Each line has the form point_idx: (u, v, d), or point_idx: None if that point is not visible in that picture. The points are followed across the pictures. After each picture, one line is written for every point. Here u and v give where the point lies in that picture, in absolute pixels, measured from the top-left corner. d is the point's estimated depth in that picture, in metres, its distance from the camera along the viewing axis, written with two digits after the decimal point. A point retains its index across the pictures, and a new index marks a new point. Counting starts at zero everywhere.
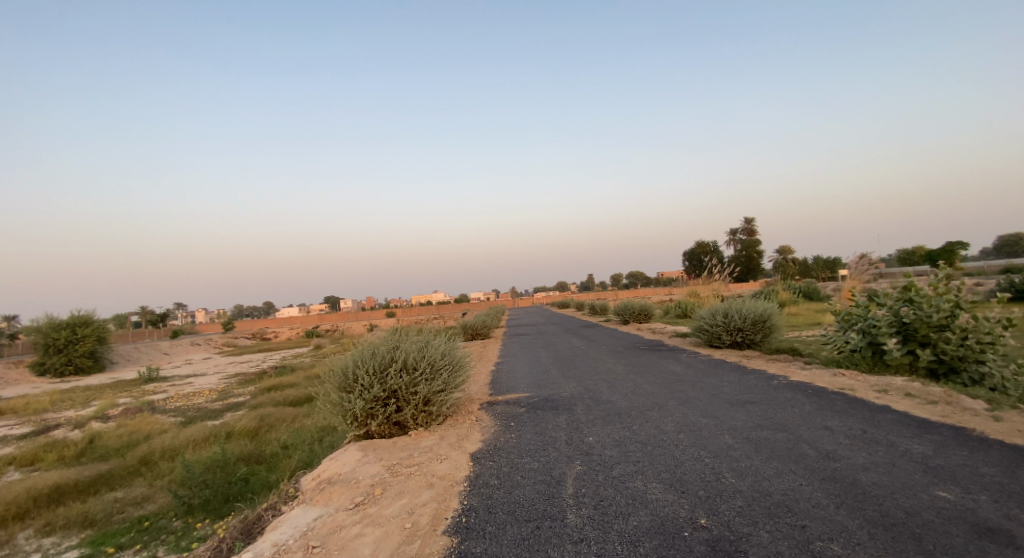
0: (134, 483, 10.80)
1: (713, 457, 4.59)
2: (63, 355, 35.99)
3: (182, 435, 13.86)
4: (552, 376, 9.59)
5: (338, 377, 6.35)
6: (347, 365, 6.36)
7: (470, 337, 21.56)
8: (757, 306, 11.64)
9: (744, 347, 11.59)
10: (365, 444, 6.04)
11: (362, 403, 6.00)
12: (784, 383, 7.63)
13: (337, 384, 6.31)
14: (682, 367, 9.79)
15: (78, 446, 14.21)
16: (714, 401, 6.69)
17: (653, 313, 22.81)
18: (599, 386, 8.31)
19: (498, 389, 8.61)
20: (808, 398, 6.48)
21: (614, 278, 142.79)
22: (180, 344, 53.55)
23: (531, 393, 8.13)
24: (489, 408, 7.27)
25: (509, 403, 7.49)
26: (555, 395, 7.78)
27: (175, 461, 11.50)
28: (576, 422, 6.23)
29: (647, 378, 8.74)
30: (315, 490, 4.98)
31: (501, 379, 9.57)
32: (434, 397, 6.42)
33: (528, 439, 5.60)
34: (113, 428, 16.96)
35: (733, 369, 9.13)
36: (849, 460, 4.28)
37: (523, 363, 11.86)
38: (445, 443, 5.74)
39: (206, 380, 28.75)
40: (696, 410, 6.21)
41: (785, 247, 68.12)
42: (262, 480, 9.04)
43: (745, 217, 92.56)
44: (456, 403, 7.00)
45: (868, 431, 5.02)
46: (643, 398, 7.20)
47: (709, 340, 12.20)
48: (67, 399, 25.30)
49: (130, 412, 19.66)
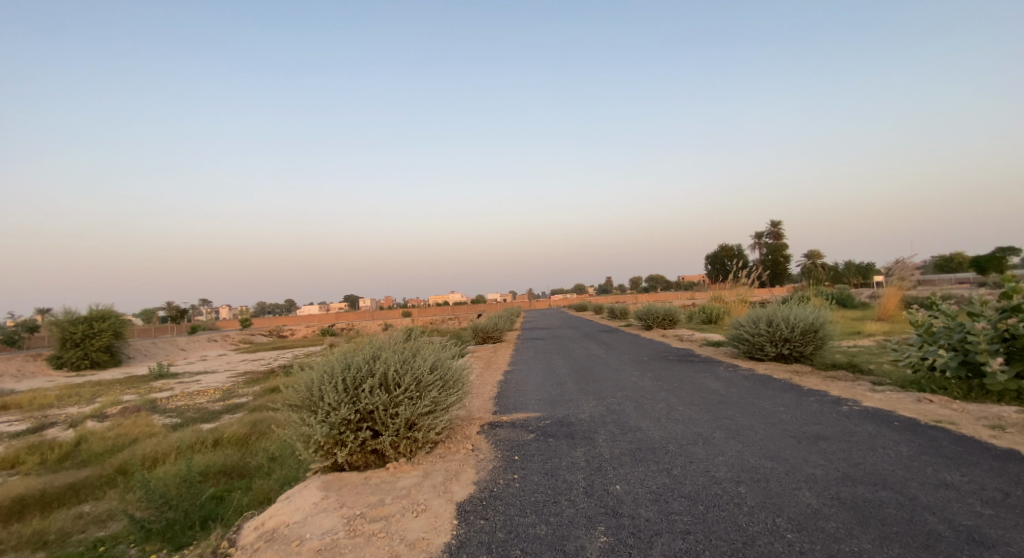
0: (105, 495, 9.69)
1: (798, 530, 3.19)
2: (79, 349, 35.79)
3: (169, 439, 12.81)
4: (568, 391, 8.22)
5: (302, 394, 5.15)
6: (312, 378, 5.16)
7: (481, 340, 20.34)
8: (807, 314, 10.12)
9: (791, 361, 10.09)
10: (330, 480, 4.79)
11: (326, 428, 4.74)
12: (857, 411, 6.15)
13: (300, 403, 5.10)
14: (721, 383, 8.34)
15: (63, 448, 13.29)
16: (774, 434, 5.26)
17: (678, 319, 21.29)
18: (626, 406, 6.91)
19: (504, 407, 7.29)
20: (899, 437, 5.02)
21: (633, 282, 140.43)
22: (197, 340, 53.45)
23: (543, 413, 6.78)
24: (490, 432, 5.97)
25: (513, 427, 6.15)
26: (572, 418, 6.42)
27: (154, 468, 10.37)
28: (598, 457, 4.86)
29: (682, 397, 7.32)
30: (249, 550, 3.73)
31: (509, 394, 8.24)
32: (419, 420, 5.17)
33: (535, 484, 4.27)
34: (106, 426, 16.08)
35: (784, 387, 7.68)
36: (1012, 550, 2.85)
37: (536, 373, 10.52)
38: (427, 486, 4.43)
39: (215, 378, 28.04)
40: (753, 449, 4.80)
41: (815, 251, 65.25)
42: (235, 504, 7.74)
43: (772, 222, 89.72)
44: (450, 426, 5.73)
45: (1013, 496, 3.55)
46: (681, 425, 5.79)
47: (748, 351, 10.70)
48: (74, 394, 24.77)
49: (129, 409, 18.83)
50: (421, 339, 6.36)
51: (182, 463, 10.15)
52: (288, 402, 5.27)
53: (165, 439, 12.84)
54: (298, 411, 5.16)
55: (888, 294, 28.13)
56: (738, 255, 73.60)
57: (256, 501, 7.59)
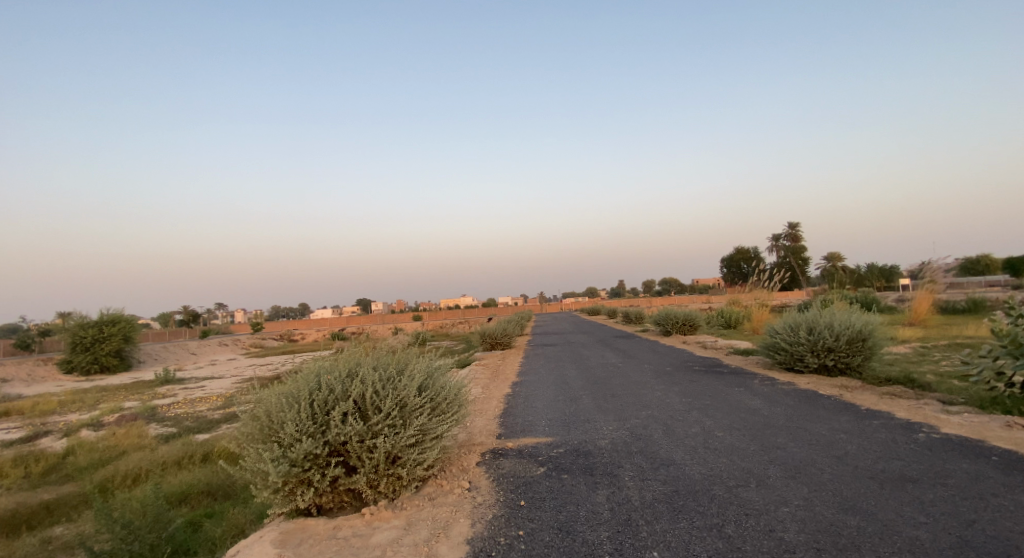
0: (80, 516, 8.82)
1: None
2: (90, 353, 35.51)
3: (158, 450, 11.96)
4: (584, 409, 7.20)
5: (258, 421, 4.21)
6: (272, 402, 4.21)
7: (489, 346, 19.42)
8: (852, 320, 9.05)
9: (835, 373, 9.00)
10: (292, 533, 3.82)
11: (286, 466, 3.81)
12: (939, 442, 5.06)
13: (256, 433, 4.16)
14: (760, 400, 7.28)
15: (49, 459, 12.54)
16: (847, 478, 4.19)
17: (699, 324, 20.11)
18: (653, 431, 5.88)
19: (510, 429, 6.30)
20: (1012, 482, 3.93)
21: (647, 286, 138.63)
22: (208, 344, 53.23)
23: (555, 439, 5.78)
24: (491, 464, 4.99)
25: (519, 458, 5.15)
26: (589, 446, 5.42)
27: (134, 486, 9.50)
28: (626, 504, 3.84)
29: (719, 418, 6.27)
30: None
31: (517, 412, 7.24)
32: (404, 453, 4.22)
33: (546, 545, 3.27)
34: (99, 435, 15.35)
35: (837, 407, 6.59)
36: None
37: (547, 385, 9.54)
38: (407, 544, 3.46)
39: (220, 383, 27.42)
40: (824, 498, 3.76)
41: (835, 254, 63.38)
42: (211, 536, 6.79)
43: (789, 225, 87.85)
44: (443, 457, 4.78)
45: None
46: (724, 459, 4.76)
47: (785, 362, 9.60)
48: (78, 400, 24.26)
49: (127, 417, 18.13)
50: (410, 351, 5.42)
51: (163, 481, 9.29)
52: (242, 431, 4.32)
53: (154, 451, 12.04)
54: (253, 442, 4.22)
55: (919, 299, 26.52)
56: (755, 257, 71.86)
57: (234, 534, 6.64)
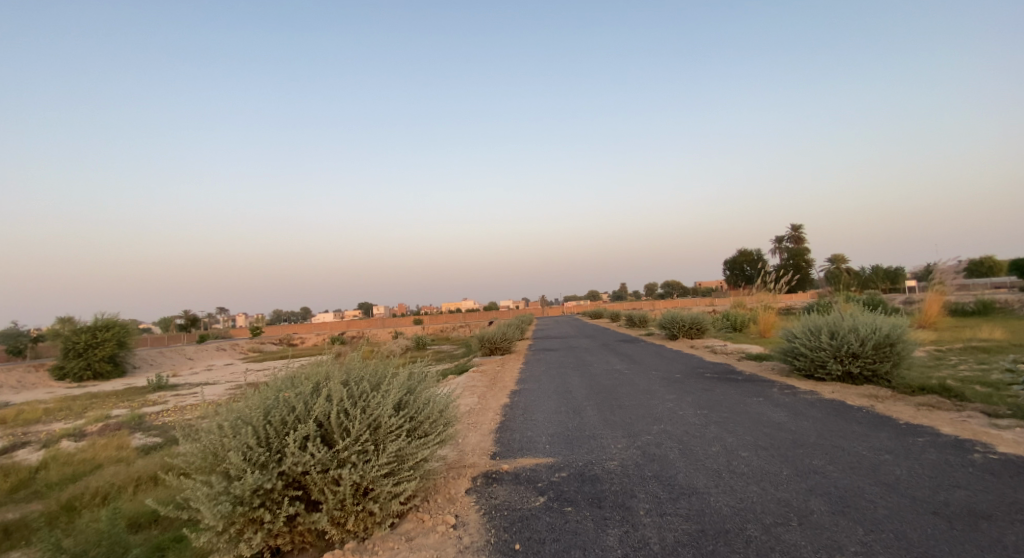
0: (40, 539, 8.12)
1: None
2: (83, 359, 34.82)
3: (135, 464, 11.25)
4: (588, 423, 6.51)
5: (200, 448, 3.50)
6: (217, 424, 3.51)
7: (488, 351, 18.74)
8: (879, 322, 8.37)
9: (860, 381, 8.33)
10: None
11: (228, 505, 3.11)
12: (1000, 464, 4.37)
13: (196, 463, 3.44)
14: (782, 412, 6.61)
15: (20, 474, 11.84)
16: (908, 514, 3.48)
17: (706, 328, 19.38)
18: (667, 450, 5.18)
19: (506, 447, 5.61)
20: None
21: (648, 288, 137.84)
22: (205, 349, 52.54)
23: (557, 459, 5.09)
24: (483, 492, 4.30)
25: (516, 484, 4.46)
26: (597, 469, 4.72)
27: (102, 506, 8.82)
28: (644, 550, 3.15)
29: (741, 435, 5.58)
30: None
31: (514, 427, 6.54)
32: (376, 485, 3.53)
33: None
34: (79, 446, 14.64)
35: (871, 421, 5.90)
36: None
37: (548, 395, 8.84)
38: None
39: (213, 390, 26.71)
40: (888, 544, 3.06)
41: (838, 256, 62.63)
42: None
43: (792, 227, 87.15)
44: (425, 484, 4.09)
45: None
46: (755, 488, 4.05)
47: (805, 369, 8.93)
48: (65, 408, 23.56)
49: (111, 426, 17.41)
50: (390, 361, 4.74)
51: (133, 502, 8.57)
52: (181, 459, 3.61)
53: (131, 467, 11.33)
54: (193, 473, 3.51)
55: (930, 301, 25.78)
56: (757, 260, 71.06)
57: None
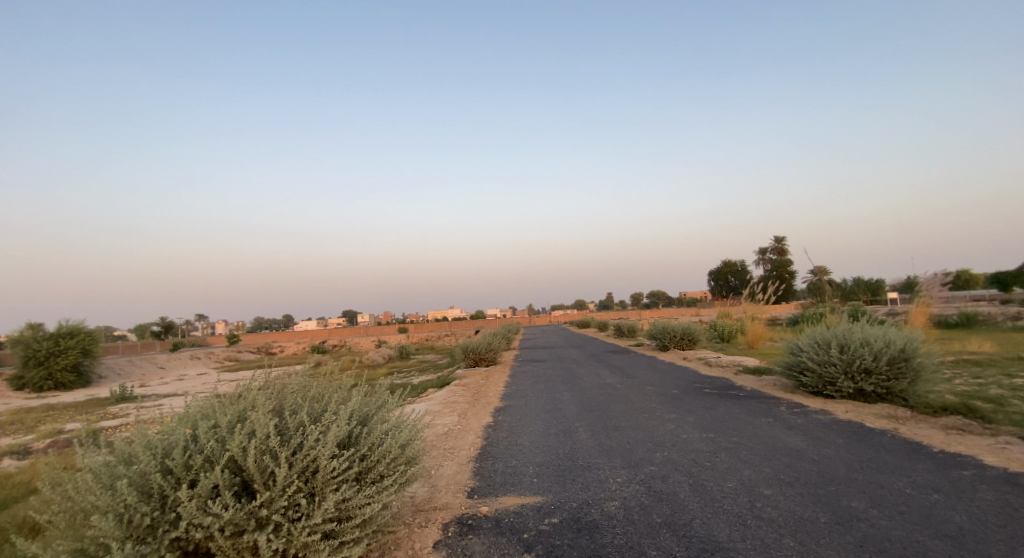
0: None
1: None
2: (44, 368, 32.96)
3: None
4: (582, 449, 5.71)
5: (63, 504, 2.59)
6: (91, 470, 2.61)
7: (472, 362, 17.86)
8: (892, 334, 7.72)
9: (873, 400, 7.65)
10: None
11: None
12: None
13: (60, 524, 2.54)
14: (799, 436, 5.88)
15: None
16: None
17: (698, 338, 18.75)
18: (676, 486, 4.40)
19: (487, 483, 4.76)
20: None
21: (633, 299, 137.97)
22: (178, 357, 50.59)
23: (546, 499, 4.26)
24: (454, 546, 3.45)
25: (496, 534, 3.61)
26: (594, 512, 3.91)
27: None
28: None
29: (760, 467, 4.82)
30: None
31: (497, 455, 5.70)
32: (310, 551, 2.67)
33: None
34: (20, 466, 13.32)
35: (903, 450, 5.19)
36: None
37: (535, 412, 8.04)
38: None
39: (180, 402, 25.29)
40: None
41: (821, 268, 63.24)
42: None
43: (775, 239, 87.94)
44: (381, 540, 3.24)
45: None
46: (791, 542, 3.27)
47: (813, 386, 8.23)
48: (17, 421, 21.97)
49: (62, 442, 16.06)
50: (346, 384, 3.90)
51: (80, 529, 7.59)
52: (46, 516, 2.70)
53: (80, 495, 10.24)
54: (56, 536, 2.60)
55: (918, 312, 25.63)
56: (741, 270, 71.35)
57: None
